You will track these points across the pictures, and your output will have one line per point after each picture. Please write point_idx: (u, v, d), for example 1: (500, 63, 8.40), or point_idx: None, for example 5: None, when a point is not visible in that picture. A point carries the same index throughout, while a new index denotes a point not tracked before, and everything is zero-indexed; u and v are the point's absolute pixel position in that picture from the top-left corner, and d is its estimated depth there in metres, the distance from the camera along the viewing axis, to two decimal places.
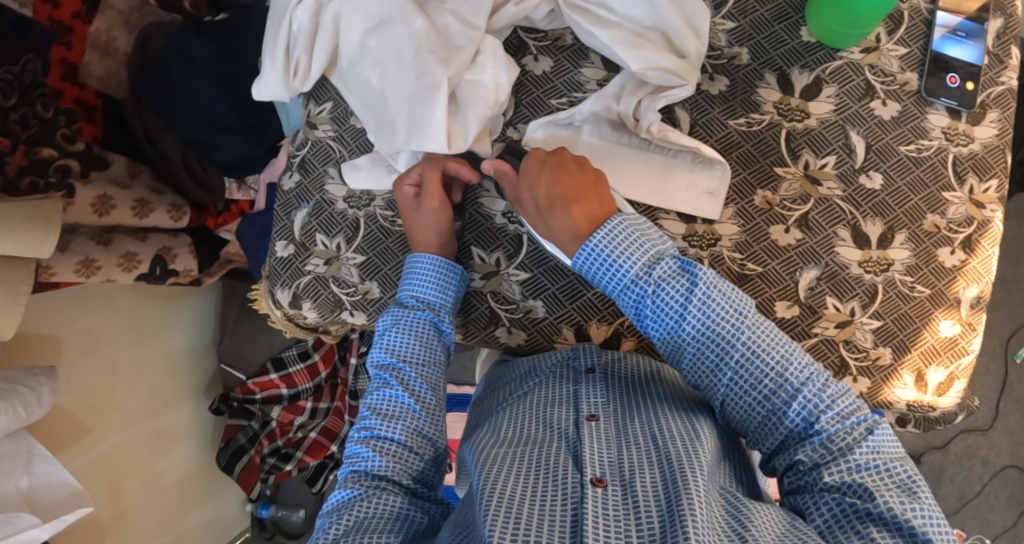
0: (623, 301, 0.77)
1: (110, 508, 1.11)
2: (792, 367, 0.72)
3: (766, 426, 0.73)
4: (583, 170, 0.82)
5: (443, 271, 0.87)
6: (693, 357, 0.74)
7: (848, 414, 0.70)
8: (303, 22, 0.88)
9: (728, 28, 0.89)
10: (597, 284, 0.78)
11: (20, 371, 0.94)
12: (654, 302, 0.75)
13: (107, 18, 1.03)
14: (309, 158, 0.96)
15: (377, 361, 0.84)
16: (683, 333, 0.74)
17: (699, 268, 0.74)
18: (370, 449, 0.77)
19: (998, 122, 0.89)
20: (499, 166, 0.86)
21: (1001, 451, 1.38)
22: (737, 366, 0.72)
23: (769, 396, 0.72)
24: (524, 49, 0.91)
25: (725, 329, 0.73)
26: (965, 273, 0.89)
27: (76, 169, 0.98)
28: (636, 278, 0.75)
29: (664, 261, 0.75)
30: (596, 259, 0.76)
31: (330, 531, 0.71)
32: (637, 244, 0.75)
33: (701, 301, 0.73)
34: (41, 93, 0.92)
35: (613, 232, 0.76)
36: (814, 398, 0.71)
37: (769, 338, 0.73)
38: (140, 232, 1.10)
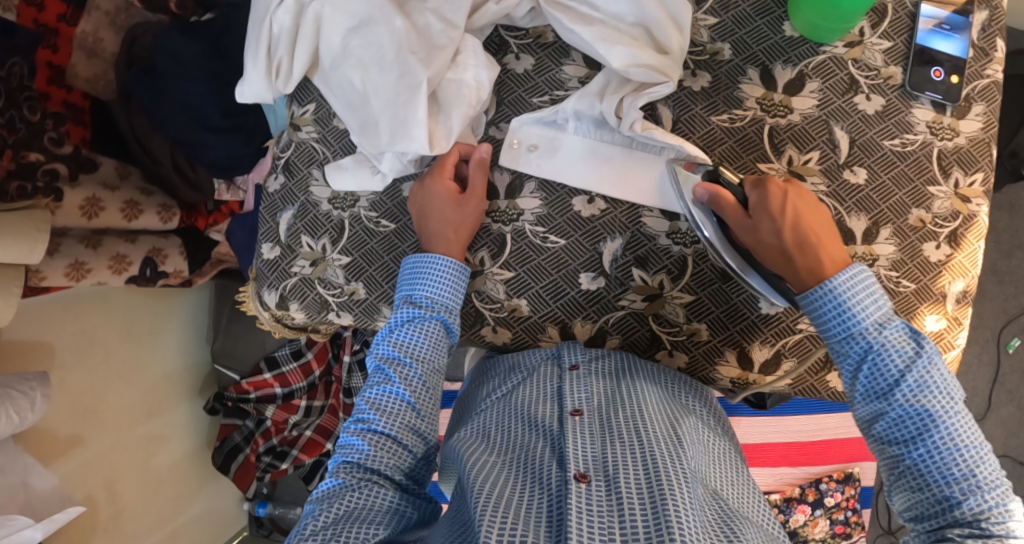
0: (843, 350, 0.76)
1: (109, 506, 1.13)
2: (982, 466, 0.70)
3: (932, 506, 0.71)
4: (816, 208, 0.81)
5: (455, 273, 0.85)
6: (891, 423, 0.73)
7: (1015, 524, 0.68)
8: (284, 22, 0.88)
9: (710, 24, 0.89)
10: (820, 324, 0.77)
11: (13, 377, 0.95)
12: (873, 360, 0.73)
13: (93, 19, 1.01)
14: (294, 160, 0.97)
15: (382, 353, 0.84)
16: (892, 399, 0.73)
17: (927, 341, 0.73)
18: (363, 441, 0.77)
19: (983, 115, 0.89)
20: (716, 194, 0.81)
21: (993, 442, 1.38)
22: (934, 446, 0.71)
23: (951, 482, 0.70)
24: (505, 47, 0.91)
25: (936, 406, 0.71)
26: (950, 268, 0.88)
27: (65, 173, 0.97)
28: (866, 330, 0.74)
29: (894, 325, 0.74)
30: (831, 302, 0.75)
31: (318, 516, 0.72)
32: (874, 299, 0.74)
33: (920, 374, 0.72)
34: (28, 97, 0.91)
35: (854, 281, 0.74)
36: (990, 500, 0.69)
37: (971, 431, 0.71)
38: (130, 234, 1.10)
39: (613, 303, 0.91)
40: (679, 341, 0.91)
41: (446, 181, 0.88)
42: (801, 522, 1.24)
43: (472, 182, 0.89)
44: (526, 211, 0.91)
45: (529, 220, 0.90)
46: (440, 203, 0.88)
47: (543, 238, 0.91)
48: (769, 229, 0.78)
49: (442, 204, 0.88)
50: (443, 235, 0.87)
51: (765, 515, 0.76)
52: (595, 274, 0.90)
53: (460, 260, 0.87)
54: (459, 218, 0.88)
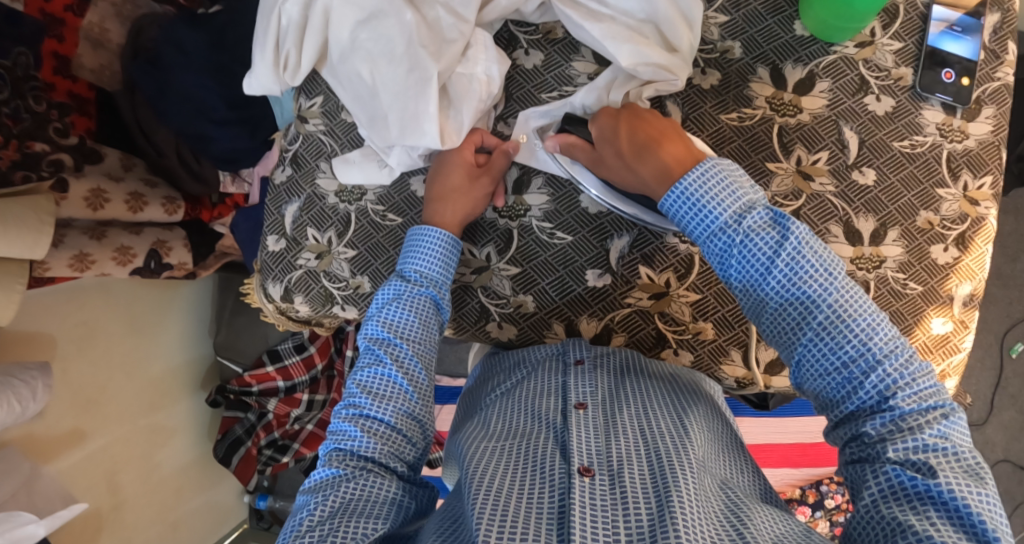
0: (709, 249, 0.74)
1: (109, 499, 1.13)
2: (876, 338, 0.68)
3: (839, 395, 0.70)
4: (659, 119, 0.81)
5: (447, 248, 0.85)
6: (776, 313, 0.71)
7: (924, 397, 0.67)
8: (293, 15, 0.87)
9: (720, 22, 0.88)
10: (684, 229, 0.75)
11: (14, 366, 0.94)
12: (741, 251, 0.72)
13: (100, 9, 1.02)
14: (302, 153, 0.96)
15: (371, 334, 0.83)
16: (768, 287, 0.71)
17: (792, 222, 0.70)
18: (358, 428, 0.77)
19: (994, 118, 0.88)
20: (566, 140, 0.85)
21: (995, 446, 1.37)
22: (820, 328, 0.69)
23: (848, 363, 0.68)
24: (515, 42, 0.91)
25: (812, 287, 0.69)
26: (958, 270, 0.88)
27: (69, 163, 0.97)
28: (726, 225, 0.72)
29: (756, 212, 0.72)
30: (685, 202, 0.74)
31: (314, 511, 0.72)
32: (729, 191, 0.72)
33: (790, 257, 0.70)
34: (33, 87, 0.91)
35: (706, 176, 0.73)
36: (893, 375, 0.67)
37: (857, 304, 0.69)
38: (134, 226, 1.10)
39: (618, 301, 0.91)
40: (684, 340, 0.90)
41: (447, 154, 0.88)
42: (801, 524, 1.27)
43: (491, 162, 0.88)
44: (533, 207, 0.90)
45: (536, 216, 0.90)
46: (449, 167, 0.87)
47: (550, 234, 0.90)
48: (611, 152, 0.80)
49: (450, 170, 0.87)
50: (453, 220, 0.86)
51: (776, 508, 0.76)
52: (602, 271, 0.90)
53: (454, 232, 0.86)
54: (467, 190, 0.87)
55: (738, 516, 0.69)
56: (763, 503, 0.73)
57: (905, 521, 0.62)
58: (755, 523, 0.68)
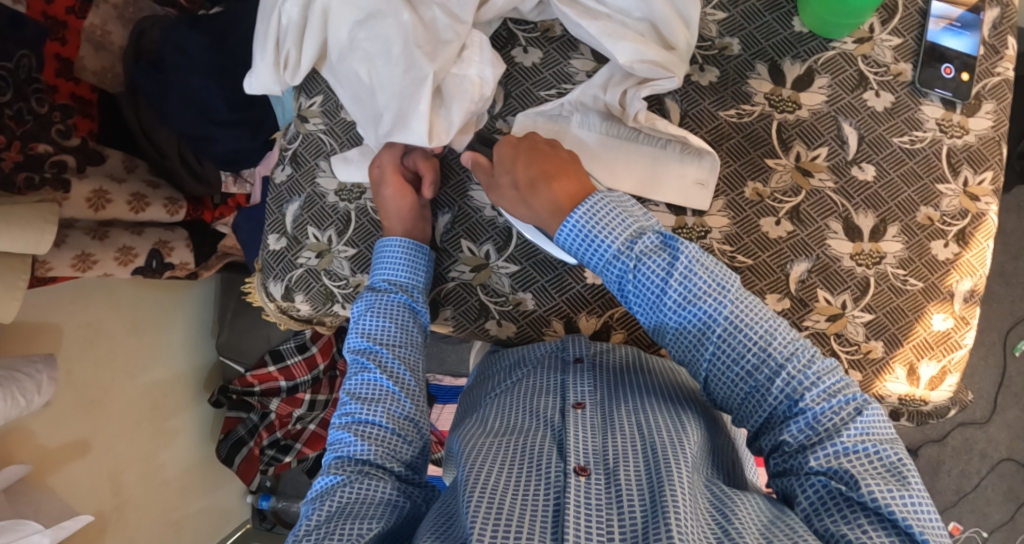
0: (606, 277, 0.75)
1: (111, 499, 1.13)
2: (774, 343, 0.69)
3: (749, 405, 0.70)
4: (556, 151, 0.81)
5: (411, 253, 0.86)
6: (676, 331, 0.72)
7: (834, 393, 0.68)
8: (292, 15, 0.88)
9: (719, 19, 0.88)
10: (581, 261, 0.76)
11: (19, 360, 0.95)
12: (636, 277, 0.73)
13: (102, 12, 1.03)
14: (301, 152, 0.97)
15: (354, 345, 0.84)
16: (665, 307, 0.72)
17: (680, 243, 0.72)
18: (353, 433, 0.77)
19: (994, 113, 0.88)
20: (477, 158, 0.85)
21: (999, 445, 1.37)
22: (719, 342, 0.70)
23: (751, 372, 0.69)
24: (513, 41, 0.91)
25: (708, 303, 0.70)
26: (959, 266, 0.88)
27: (73, 164, 0.98)
28: (618, 253, 0.72)
29: (646, 236, 0.73)
30: (578, 235, 0.74)
31: (312, 517, 0.72)
32: (617, 219, 0.73)
33: (683, 276, 0.71)
34: (36, 89, 0.93)
35: (595, 208, 0.74)
36: (798, 375, 0.68)
37: (752, 313, 0.70)
38: (136, 227, 1.11)
39: (618, 298, 0.91)
40: None
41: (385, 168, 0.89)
42: None
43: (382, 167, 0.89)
44: None
45: None
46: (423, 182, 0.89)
47: None
48: (508, 180, 0.81)
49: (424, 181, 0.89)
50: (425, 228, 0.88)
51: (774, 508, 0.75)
52: None
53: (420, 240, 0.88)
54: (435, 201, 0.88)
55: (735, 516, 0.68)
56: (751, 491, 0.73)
57: (836, 532, 0.63)
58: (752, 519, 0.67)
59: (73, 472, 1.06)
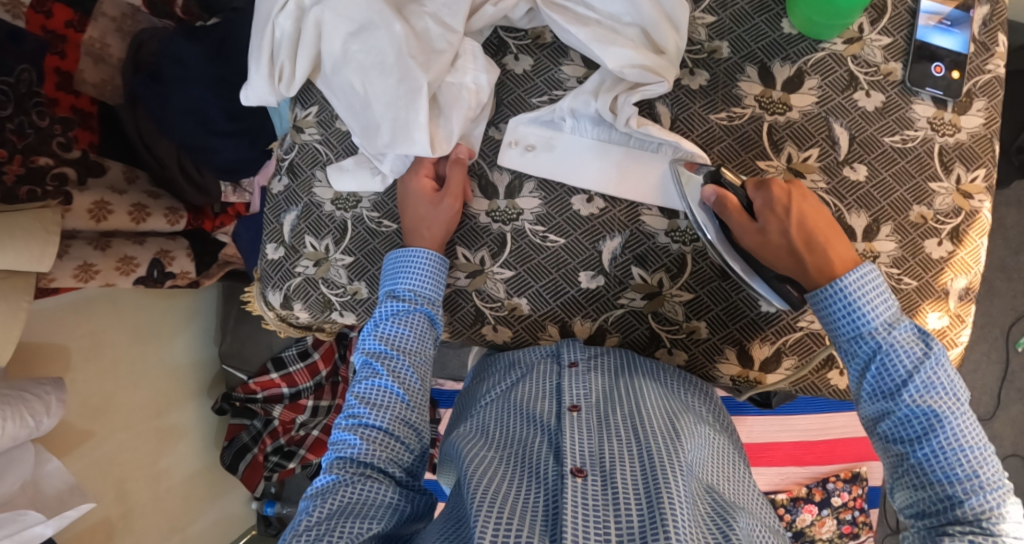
0: (850, 349, 0.74)
1: (118, 506, 1.14)
2: (987, 468, 0.68)
3: (933, 506, 0.69)
4: (823, 209, 0.80)
5: (435, 266, 0.86)
6: (897, 422, 0.71)
7: (1016, 527, 0.67)
8: (286, 27, 0.89)
9: (708, 22, 0.89)
10: (828, 323, 0.75)
11: (27, 381, 0.97)
12: (882, 360, 0.72)
13: (100, 25, 1.04)
14: (297, 162, 0.97)
15: (367, 347, 0.84)
16: (899, 398, 0.71)
17: (937, 343, 0.72)
18: (357, 435, 0.77)
19: (985, 111, 0.88)
20: (723, 197, 0.80)
21: (1002, 441, 1.36)
22: (938, 446, 0.69)
23: (955, 482, 0.68)
24: (504, 49, 0.91)
25: (944, 407, 0.70)
26: (953, 264, 0.88)
27: (73, 176, 1.01)
28: (876, 330, 0.72)
29: (904, 325, 0.72)
30: (840, 301, 0.73)
31: (311, 514, 0.72)
32: (885, 299, 0.73)
33: (928, 375, 0.70)
34: (37, 102, 0.95)
35: (865, 281, 0.73)
36: (992, 500, 0.67)
37: (978, 435, 0.69)
38: (137, 237, 1.12)
39: (612, 302, 0.91)
40: (678, 339, 0.91)
41: (422, 177, 0.89)
42: (807, 521, 1.25)
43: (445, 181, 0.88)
44: (525, 211, 0.90)
45: (529, 219, 0.90)
46: (414, 200, 0.89)
47: (543, 237, 0.90)
48: (778, 229, 0.77)
49: (417, 200, 0.89)
50: (432, 235, 0.88)
51: (763, 509, 0.77)
52: (595, 273, 0.90)
53: (438, 251, 0.88)
54: (434, 215, 0.88)
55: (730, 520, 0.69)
56: (745, 504, 0.74)
57: None
58: (741, 525, 0.69)
59: (77, 458, 1.08)
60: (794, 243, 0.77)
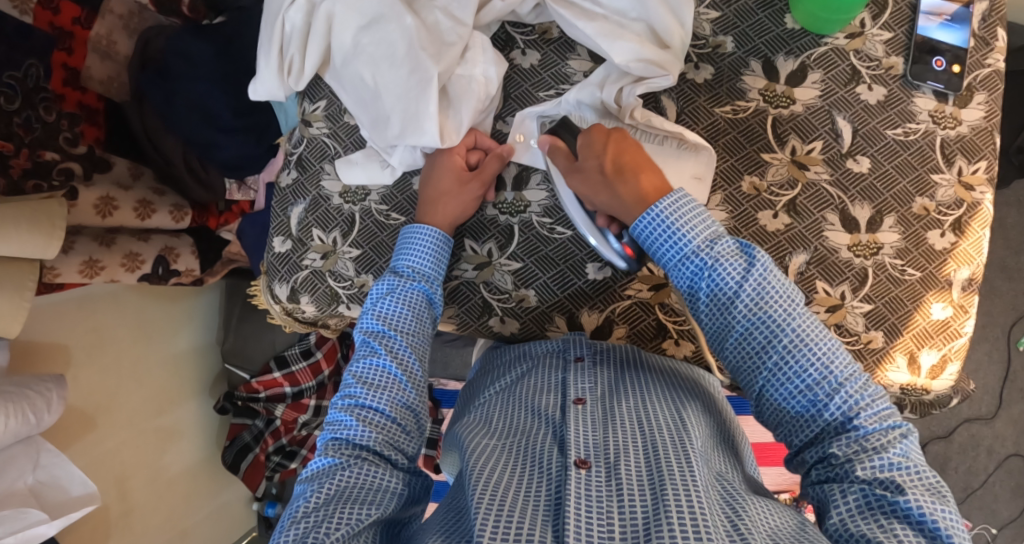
0: (678, 274, 0.75)
1: (118, 503, 1.12)
2: (836, 361, 0.69)
3: (802, 419, 0.70)
4: (642, 150, 0.83)
5: (438, 244, 0.86)
6: (740, 338, 0.71)
7: (883, 418, 0.68)
8: (296, 22, 0.89)
9: (712, 17, 0.90)
10: (655, 255, 0.76)
11: (30, 377, 0.95)
12: (711, 277, 0.72)
13: (107, 22, 1.01)
14: (306, 156, 0.97)
15: (366, 327, 0.83)
16: (734, 312, 0.71)
17: (757, 251, 0.72)
18: (354, 417, 0.77)
19: (986, 104, 0.89)
20: (556, 142, 0.86)
21: (1006, 441, 1.36)
22: (785, 351, 0.70)
23: (812, 386, 0.69)
24: (512, 43, 0.92)
25: (778, 312, 0.70)
26: (956, 256, 0.89)
27: (79, 172, 0.97)
28: (697, 250, 0.73)
29: (723, 240, 0.73)
30: (658, 228, 0.75)
31: (310, 498, 0.71)
32: (697, 219, 0.74)
33: (757, 282, 0.71)
34: (43, 98, 0.91)
35: (677, 206, 0.74)
36: (855, 395, 0.69)
37: (819, 329, 0.70)
38: (142, 234, 1.10)
39: (619, 293, 0.91)
40: (685, 330, 0.91)
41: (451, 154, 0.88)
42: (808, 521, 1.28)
43: (444, 172, 0.88)
44: (532, 203, 0.91)
45: (537, 211, 0.91)
46: (433, 183, 0.88)
47: (551, 229, 0.91)
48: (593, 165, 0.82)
49: (438, 180, 0.88)
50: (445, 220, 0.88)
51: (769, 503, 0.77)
52: (602, 264, 0.91)
53: (446, 231, 0.88)
54: (448, 200, 0.88)
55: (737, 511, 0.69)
56: (758, 498, 0.73)
57: (872, 537, 0.62)
58: (753, 517, 0.69)
59: (77, 458, 1.06)
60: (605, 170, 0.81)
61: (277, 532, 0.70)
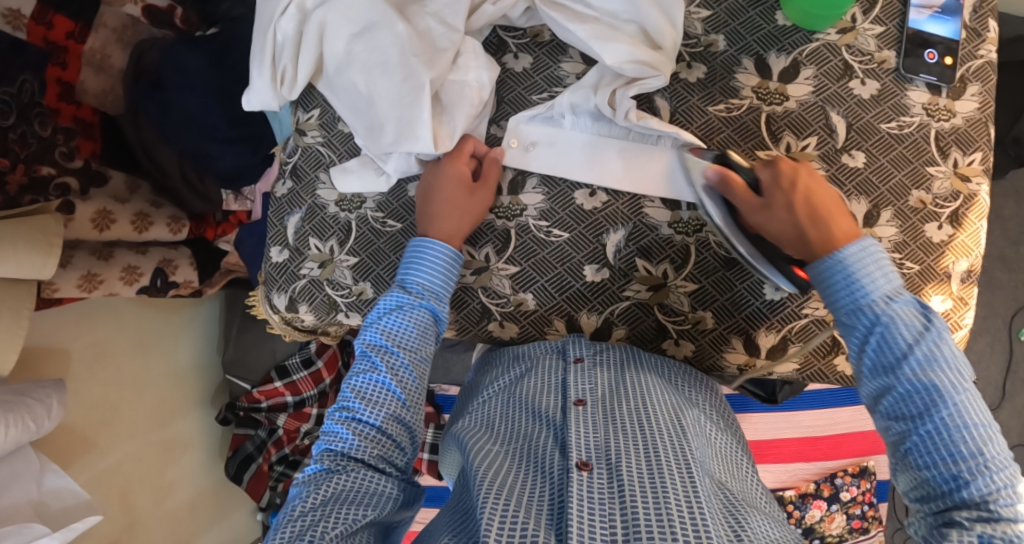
0: (851, 324, 0.74)
1: (122, 517, 1.12)
2: (989, 444, 0.67)
3: (935, 487, 0.68)
4: (823, 186, 0.80)
5: (447, 261, 0.85)
6: (899, 398, 0.71)
7: (1020, 500, 0.65)
8: (288, 31, 0.89)
9: (703, 16, 0.90)
10: (832, 301, 0.76)
11: (29, 384, 0.94)
12: (880, 335, 0.72)
13: (101, 36, 0.99)
14: (301, 164, 0.97)
15: (370, 340, 0.83)
16: (899, 373, 0.71)
17: (937, 315, 0.72)
18: (349, 431, 0.77)
19: (979, 95, 0.89)
20: (725, 174, 0.81)
21: (1010, 432, 1.36)
22: (941, 421, 0.68)
23: (955, 459, 0.67)
24: (504, 47, 0.92)
25: (946, 379, 0.69)
26: (954, 247, 0.89)
27: (76, 186, 0.97)
28: (875, 303, 0.73)
29: (904, 298, 0.73)
30: (842, 275, 0.74)
31: (304, 500, 0.73)
32: (881, 269, 0.74)
33: (929, 347, 0.70)
34: (39, 112, 0.91)
35: (863, 254, 0.74)
36: (999, 482, 0.66)
37: (976, 408, 0.68)
38: (140, 246, 1.10)
39: (618, 294, 0.91)
40: (685, 330, 0.91)
41: (460, 165, 0.88)
42: (817, 517, 1.26)
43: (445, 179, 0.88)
44: (529, 207, 0.91)
45: (533, 214, 0.91)
46: (445, 187, 0.88)
47: (547, 232, 0.91)
48: (782, 203, 0.78)
49: (450, 186, 0.88)
50: (458, 234, 0.87)
51: (765, 500, 0.77)
52: (599, 266, 0.90)
53: (457, 247, 0.87)
54: (454, 203, 0.87)
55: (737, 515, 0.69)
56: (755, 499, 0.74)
57: None
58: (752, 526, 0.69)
59: (79, 473, 1.06)
60: (798, 213, 0.78)
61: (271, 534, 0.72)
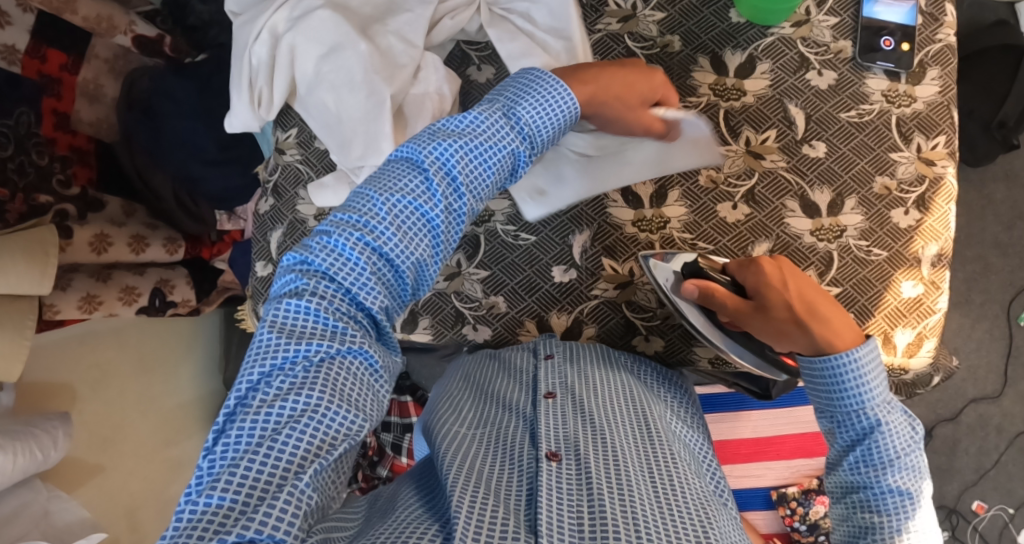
0: (847, 423, 0.73)
1: (131, 534, 1.17)
2: None
3: None
4: (808, 280, 0.79)
5: (539, 116, 0.72)
6: (876, 496, 0.70)
7: None
8: (262, 55, 0.94)
9: (658, 19, 0.92)
10: (831, 397, 0.73)
11: (36, 417, 1.00)
12: (877, 437, 0.71)
13: (93, 66, 1.08)
14: (281, 182, 1.02)
15: (429, 173, 0.68)
16: (884, 476, 0.70)
17: (920, 427, 0.73)
18: (366, 275, 0.65)
19: (940, 79, 0.90)
20: (708, 286, 0.81)
21: (1014, 419, 1.34)
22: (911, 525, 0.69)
23: None
24: (467, 60, 0.97)
25: (920, 488, 0.70)
26: (922, 232, 0.88)
27: (74, 212, 1.04)
28: (878, 407, 0.71)
29: (897, 406, 0.73)
30: (850, 374, 0.72)
31: (297, 363, 0.62)
32: (883, 376, 0.73)
33: (913, 454, 0.71)
34: (36, 142, 0.99)
35: (870, 359, 0.72)
36: None
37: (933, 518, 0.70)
38: (139, 267, 1.16)
39: (586, 294, 0.93)
40: (654, 326, 0.93)
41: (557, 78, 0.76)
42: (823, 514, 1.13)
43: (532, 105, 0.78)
44: (496, 212, 0.93)
45: (500, 219, 0.93)
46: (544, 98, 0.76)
47: (515, 236, 0.93)
48: (778, 301, 0.77)
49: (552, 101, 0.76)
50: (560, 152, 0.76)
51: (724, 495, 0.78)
52: (567, 267, 0.93)
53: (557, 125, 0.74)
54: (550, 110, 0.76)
55: (703, 511, 0.69)
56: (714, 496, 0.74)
57: None
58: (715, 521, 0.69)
59: (86, 495, 1.11)
60: (795, 312, 0.76)
61: (225, 413, 0.62)
